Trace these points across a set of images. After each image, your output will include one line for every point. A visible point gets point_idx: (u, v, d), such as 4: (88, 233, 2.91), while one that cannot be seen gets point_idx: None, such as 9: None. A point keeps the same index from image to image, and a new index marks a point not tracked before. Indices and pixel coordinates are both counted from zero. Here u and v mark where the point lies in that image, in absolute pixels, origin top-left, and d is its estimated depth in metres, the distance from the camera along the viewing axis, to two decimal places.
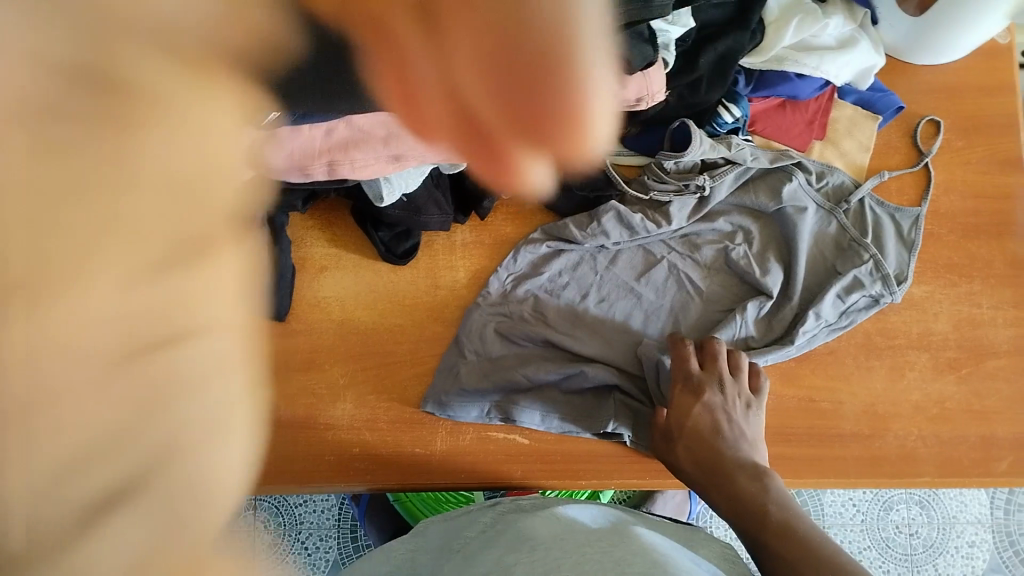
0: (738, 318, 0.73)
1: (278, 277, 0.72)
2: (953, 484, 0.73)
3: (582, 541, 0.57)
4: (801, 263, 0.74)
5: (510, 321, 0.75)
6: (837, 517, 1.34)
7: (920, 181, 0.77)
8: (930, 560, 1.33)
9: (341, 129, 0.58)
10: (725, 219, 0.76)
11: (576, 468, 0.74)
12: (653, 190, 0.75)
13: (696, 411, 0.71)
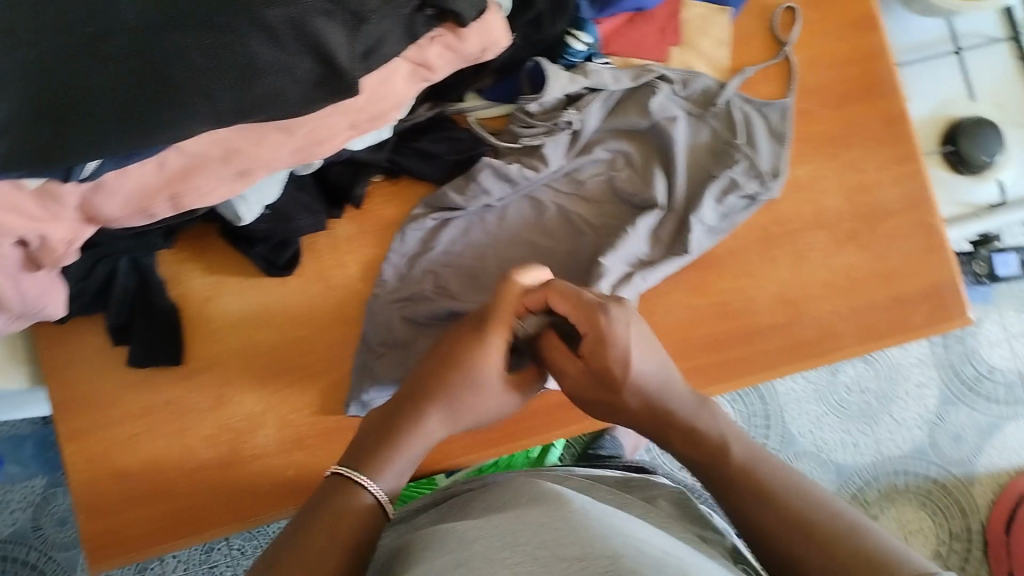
0: (632, 234, 0.71)
1: (160, 321, 0.69)
2: (874, 349, 0.74)
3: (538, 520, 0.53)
4: (681, 173, 0.73)
5: (413, 303, 0.72)
6: (791, 393, 1.37)
7: (784, 75, 0.76)
8: (884, 411, 1.38)
9: (173, 159, 0.54)
10: (603, 147, 0.74)
11: (517, 433, 0.73)
12: (523, 136, 0.71)
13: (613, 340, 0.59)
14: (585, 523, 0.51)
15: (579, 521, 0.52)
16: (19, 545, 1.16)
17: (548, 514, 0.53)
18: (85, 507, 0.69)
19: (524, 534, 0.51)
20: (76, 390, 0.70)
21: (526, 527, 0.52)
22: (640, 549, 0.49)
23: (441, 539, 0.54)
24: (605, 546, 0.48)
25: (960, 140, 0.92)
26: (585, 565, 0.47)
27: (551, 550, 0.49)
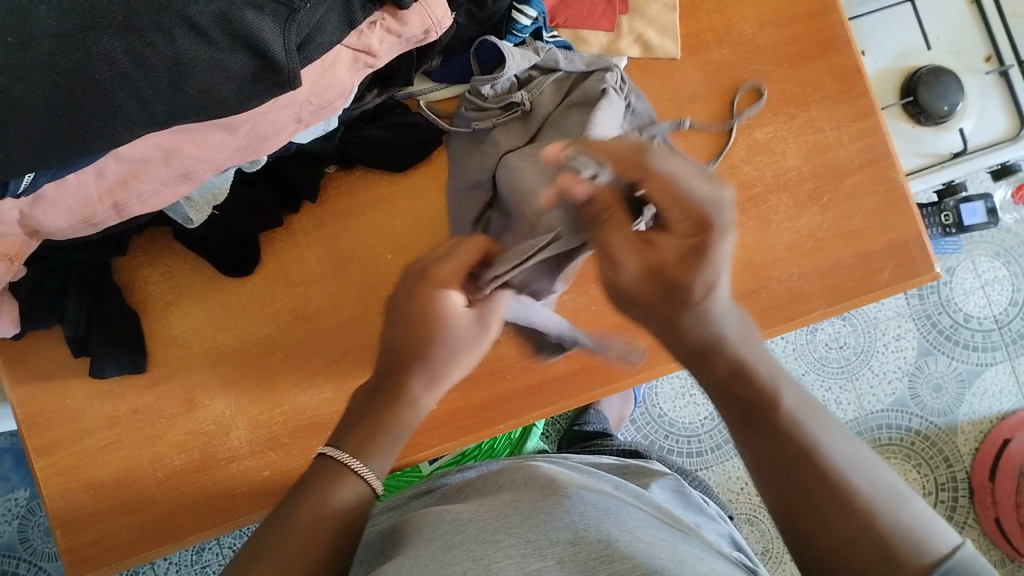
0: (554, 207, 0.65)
1: (119, 331, 0.67)
2: (843, 309, 0.74)
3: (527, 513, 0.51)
4: None
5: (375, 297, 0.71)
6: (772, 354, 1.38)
7: (737, 46, 0.75)
8: (864, 364, 1.38)
9: (112, 167, 0.53)
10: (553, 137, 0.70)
11: (495, 417, 0.72)
12: (474, 121, 0.71)
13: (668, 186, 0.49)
14: (575, 508, 0.50)
15: (569, 506, 0.51)
16: (8, 557, 1.14)
17: (540, 501, 0.52)
18: (58, 524, 0.68)
19: (513, 520, 0.50)
20: (40, 406, 0.68)
21: (515, 516, 0.50)
22: (633, 533, 0.48)
23: (430, 529, 0.53)
24: (596, 531, 0.47)
25: (918, 90, 0.92)
26: (577, 548, 0.46)
27: (544, 533, 0.47)
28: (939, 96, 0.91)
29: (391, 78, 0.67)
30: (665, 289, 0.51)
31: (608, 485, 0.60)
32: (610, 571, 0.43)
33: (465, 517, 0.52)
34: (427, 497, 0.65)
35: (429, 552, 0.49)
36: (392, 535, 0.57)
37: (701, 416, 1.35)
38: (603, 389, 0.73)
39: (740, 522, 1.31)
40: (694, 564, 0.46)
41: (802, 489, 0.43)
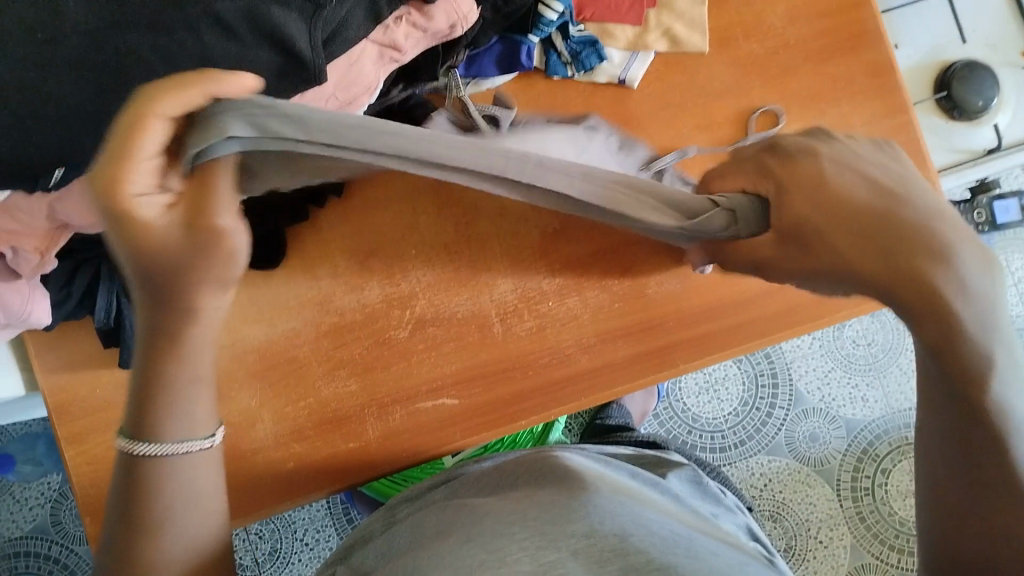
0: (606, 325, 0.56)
1: None
2: (872, 309, 0.74)
3: (542, 504, 0.50)
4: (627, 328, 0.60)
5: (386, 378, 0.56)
6: (798, 351, 1.37)
7: (766, 40, 0.74)
8: (893, 362, 1.38)
9: None
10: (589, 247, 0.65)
11: (518, 413, 0.72)
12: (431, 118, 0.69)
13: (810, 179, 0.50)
14: (594, 501, 0.50)
15: (588, 499, 0.50)
16: (41, 539, 1.17)
17: (560, 494, 0.52)
18: (88, 511, 0.69)
19: (532, 513, 0.49)
20: (71, 395, 0.70)
21: (535, 508, 0.50)
22: (652, 529, 0.48)
23: (452, 519, 0.53)
24: (613, 526, 0.47)
25: (952, 84, 0.91)
26: (592, 543, 0.46)
27: (560, 525, 0.47)
28: (974, 91, 0.89)
29: (417, 73, 0.67)
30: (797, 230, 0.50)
31: (631, 476, 0.59)
32: (622, 565, 0.44)
33: (486, 508, 0.52)
34: (449, 485, 0.65)
35: (450, 542, 0.49)
36: (416, 523, 0.57)
37: (725, 412, 1.34)
38: (625, 387, 0.73)
39: (763, 519, 1.30)
40: (710, 561, 0.46)
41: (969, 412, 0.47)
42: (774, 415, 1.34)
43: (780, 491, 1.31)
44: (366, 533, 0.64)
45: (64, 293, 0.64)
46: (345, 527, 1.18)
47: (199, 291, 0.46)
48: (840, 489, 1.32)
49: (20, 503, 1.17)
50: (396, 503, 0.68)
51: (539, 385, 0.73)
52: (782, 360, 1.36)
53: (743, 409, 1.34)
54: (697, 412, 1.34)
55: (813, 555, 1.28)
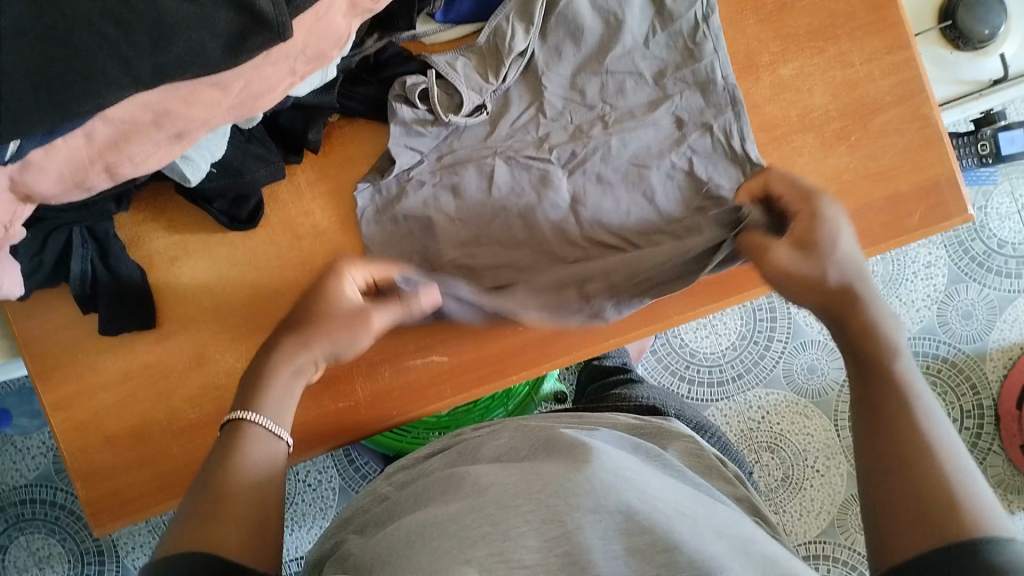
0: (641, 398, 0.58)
1: (127, 288, 0.66)
2: (871, 257, 0.71)
3: (535, 479, 0.46)
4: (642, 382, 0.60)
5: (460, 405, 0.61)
6: None
7: None
8: (892, 293, 1.36)
9: (101, 129, 0.51)
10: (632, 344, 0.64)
11: (510, 368, 0.71)
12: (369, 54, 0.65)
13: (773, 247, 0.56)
14: (597, 473, 0.46)
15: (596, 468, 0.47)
16: (46, 487, 1.18)
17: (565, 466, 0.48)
18: (79, 476, 0.69)
19: (536, 484, 0.45)
20: (53, 362, 0.68)
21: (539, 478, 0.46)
22: (655, 503, 0.44)
23: (452, 491, 0.49)
24: (619, 498, 0.43)
25: (957, 13, 0.86)
26: (600, 517, 0.42)
27: (564, 498, 0.43)
28: (981, 19, 0.85)
29: (392, 23, 0.64)
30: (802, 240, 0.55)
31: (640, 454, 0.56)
32: (629, 546, 0.41)
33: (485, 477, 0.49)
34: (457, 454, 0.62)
35: (446, 515, 0.44)
36: (415, 497, 0.54)
37: (723, 347, 1.33)
38: (615, 339, 0.72)
39: (761, 450, 1.31)
40: (715, 541, 0.43)
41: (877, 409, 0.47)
42: (771, 348, 1.33)
43: (778, 423, 1.32)
44: (357, 511, 0.61)
45: (36, 262, 0.62)
46: (346, 469, 1.19)
47: None
48: (838, 419, 1.32)
49: (22, 453, 1.18)
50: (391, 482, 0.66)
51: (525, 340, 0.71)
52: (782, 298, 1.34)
53: (741, 343, 1.34)
54: (694, 349, 1.33)
55: (809, 484, 1.30)
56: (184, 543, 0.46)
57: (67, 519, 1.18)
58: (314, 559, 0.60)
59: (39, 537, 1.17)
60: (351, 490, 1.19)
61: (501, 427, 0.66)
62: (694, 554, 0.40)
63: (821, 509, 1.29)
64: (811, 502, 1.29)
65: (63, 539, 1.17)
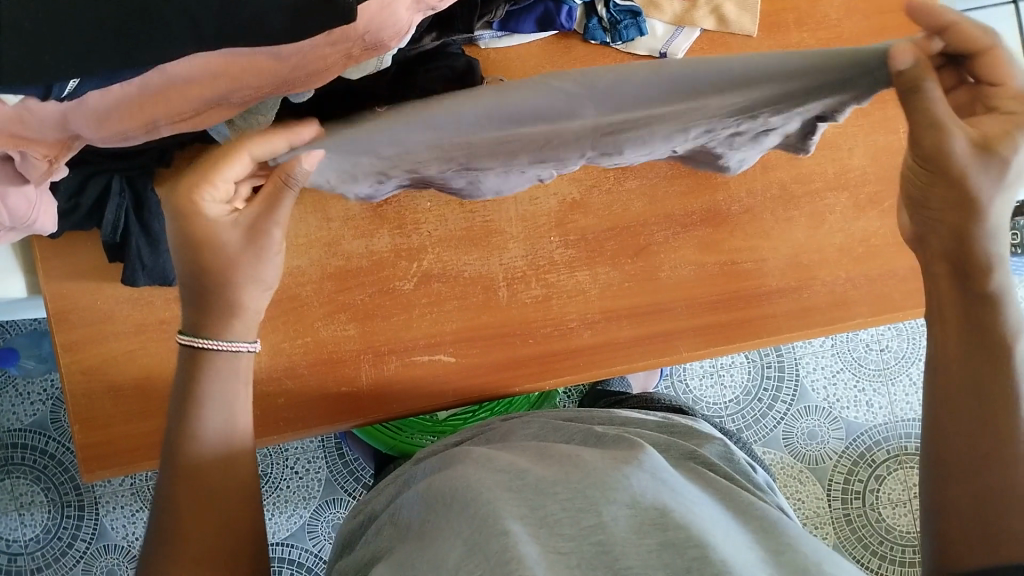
0: (652, 426, 0.64)
1: (155, 243, 0.67)
2: (887, 322, 0.72)
3: (553, 484, 0.48)
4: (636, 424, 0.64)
5: (484, 440, 0.64)
6: (809, 348, 1.35)
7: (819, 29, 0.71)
8: (904, 370, 1.38)
9: (154, 80, 0.53)
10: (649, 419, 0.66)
11: (536, 376, 0.71)
12: (419, 46, 0.64)
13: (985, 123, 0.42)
14: (615, 495, 0.46)
15: (629, 470, 0.48)
16: (39, 435, 1.18)
17: (573, 475, 0.49)
18: (76, 419, 0.70)
19: (562, 495, 0.47)
20: (72, 304, 0.70)
21: (565, 486, 0.47)
22: (641, 500, 0.45)
23: (465, 508, 0.47)
24: (630, 493, 0.46)
25: None
26: (640, 540, 0.42)
27: (568, 515, 0.45)
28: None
29: (451, 23, 0.64)
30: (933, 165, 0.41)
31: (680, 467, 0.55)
32: (661, 539, 0.42)
33: (506, 482, 0.49)
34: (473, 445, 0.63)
35: (454, 558, 0.43)
36: (411, 507, 0.53)
37: (727, 399, 1.33)
38: (623, 365, 0.71)
39: None
40: (713, 530, 0.44)
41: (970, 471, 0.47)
42: (775, 407, 1.33)
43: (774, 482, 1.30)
44: (357, 527, 0.63)
45: (73, 204, 0.64)
46: (336, 463, 1.18)
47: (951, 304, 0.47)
48: (831, 488, 1.31)
49: (21, 396, 1.18)
50: (389, 484, 0.65)
51: (548, 353, 0.71)
52: (799, 365, 1.35)
53: (745, 398, 1.33)
54: (699, 398, 1.32)
55: None
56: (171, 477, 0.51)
57: (54, 469, 1.18)
58: (337, 552, 0.63)
59: (24, 483, 1.17)
60: (337, 484, 1.18)
61: (527, 416, 0.67)
62: (704, 545, 0.41)
63: None
64: None
65: (46, 488, 1.17)
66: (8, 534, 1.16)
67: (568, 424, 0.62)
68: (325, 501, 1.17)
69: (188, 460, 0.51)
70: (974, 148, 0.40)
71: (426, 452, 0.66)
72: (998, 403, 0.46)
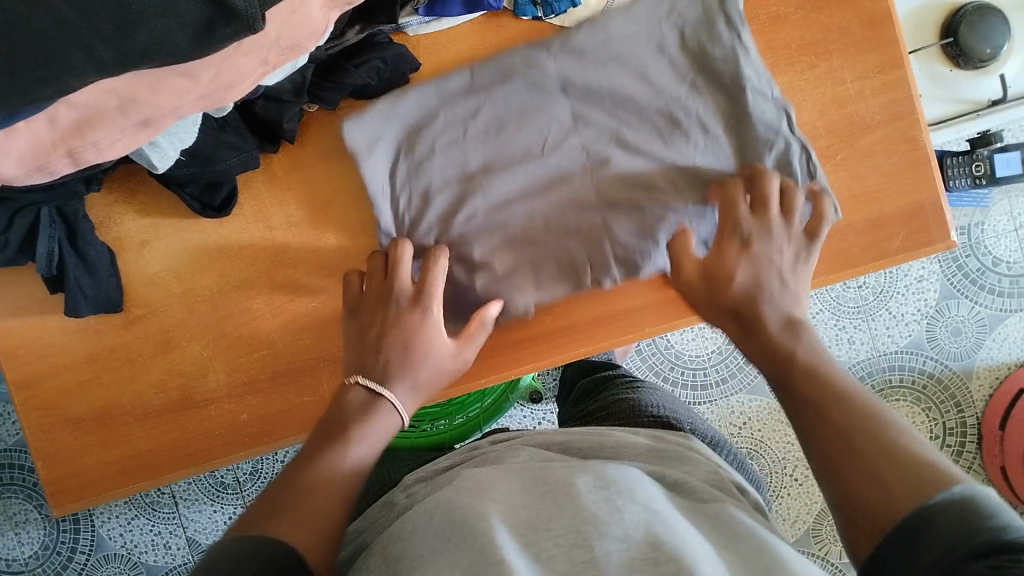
0: (633, 440, 0.63)
1: (93, 271, 0.65)
2: (848, 277, 0.70)
3: (547, 517, 0.46)
4: (622, 443, 0.62)
5: (474, 462, 0.62)
6: None
7: None
8: (881, 306, 1.28)
9: (65, 114, 0.50)
10: (646, 437, 0.65)
11: (501, 364, 0.71)
12: (345, 38, 0.62)
13: (738, 265, 0.60)
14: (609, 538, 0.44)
15: (624, 504, 0.48)
16: (23, 453, 1.16)
17: (564, 508, 0.47)
18: (39, 456, 0.69)
19: (552, 529, 0.45)
20: (18, 341, 0.68)
21: (559, 521, 0.46)
22: (632, 538, 0.44)
23: (451, 529, 0.46)
24: (623, 530, 0.45)
25: (959, 31, 0.84)
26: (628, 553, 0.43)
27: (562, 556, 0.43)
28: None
29: (372, 14, 0.61)
30: (709, 277, 0.61)
31: (664, 481, 0.55)
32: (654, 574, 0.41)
33: (496, 501, 0.49)
34: (459, 469, 0.61)
35: None
36: (403, 532, 0.51)
37: (709, 350, 1.29)
38: (586, 347, 0.72)
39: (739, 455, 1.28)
40: (707, 564, 0.42)
41: (867, 521, 0.43)
42: None
43: (759, 430, 1.29)
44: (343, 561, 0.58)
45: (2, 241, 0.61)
46: None
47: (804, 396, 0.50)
48: None
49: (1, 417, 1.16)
50: (374, 515, 0.63)
51: (514, 341, 0.71)
52: None
53: (727, 346, 1.29)
54: (681, 351, 1.28)
55: (787, 492, 1.27)
56: (241, 527, 0.47)
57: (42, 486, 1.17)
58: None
59: (16, 502, 1.16)
60: None
61: (514, 440, 0.65)
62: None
63: (797, 517, 1.27)
64: (788, 509, 1.27)
65: (38, 504, 1.16)
66: (8, 554, 1.16)
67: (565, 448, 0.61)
68: None
69: (316, 477, 0.51)
70: (753, 214, 0.62)
71: (413, 479, 0.65)
72: (909, 482, 0.42)
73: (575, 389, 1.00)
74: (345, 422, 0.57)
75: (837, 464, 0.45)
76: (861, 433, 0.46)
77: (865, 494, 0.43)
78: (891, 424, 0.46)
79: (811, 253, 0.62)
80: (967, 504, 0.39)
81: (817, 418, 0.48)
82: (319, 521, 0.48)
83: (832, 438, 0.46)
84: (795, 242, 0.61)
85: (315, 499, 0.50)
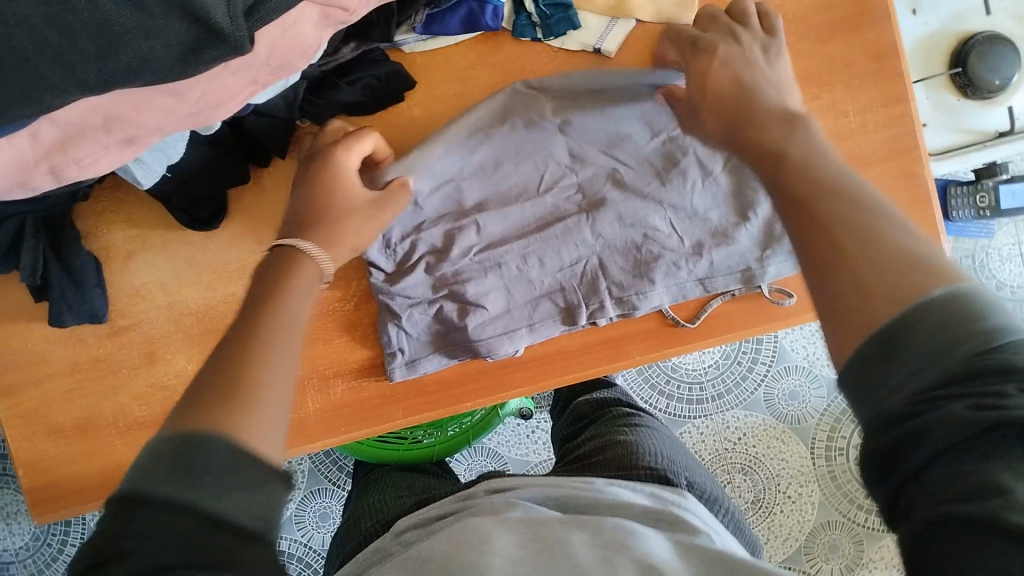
0: (629, 491, 0.61)
1: (79, 281, 0.65)
2: None
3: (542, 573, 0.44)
4: (624, 494, 0.59)
5: (470, 508, 0.60)
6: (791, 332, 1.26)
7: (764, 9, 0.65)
8: None
9: (46, 131, 0.49)
10: (648, 491, 0.63)
11: (486, 389, 0.71)
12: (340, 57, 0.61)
13: (715, 67, 0.52)
14: None
15: (620, 563, 0.44)
16: None
17: (559, 566, 0.44)
18: (21, 464, 0.69)
19: None
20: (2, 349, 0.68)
21: None
22: None
23: None
24: None
25: (969, 60, 0.82)
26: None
27: None
28: (981, 10, 0.85)
29: (369, 31, 0.60)
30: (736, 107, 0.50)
31: (662, 532, 0.51)
32: None
33: (500, 552, 0.46)
34: (460, 517, 0.58)
35: None
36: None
37: (706, 365, 1.26)
38: (575, 373, 0.71)
39: (733, 471, 1.25)
40: None
41: (835, 304, 0.39)
42: (754, 370, 1.26)
43: (754, 446, 1.25)
44: None
45: None
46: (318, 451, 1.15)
47: (785, 144, 0.46)
48: (815, 447, 1.25)
49: None
50: (364, 557, 0.61)
51: (502, 365, 0.71)
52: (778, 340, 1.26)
53: (725, 362, 1.26)
54: (679, 365, 1.26)
55: (780, 509, 1.23)
56: (178, 420, 0.39)
57: None
58: None
59: (8, 492, 1.16)
60: (320, 474, 1.15)
61: (513, 490, 0.62)
62: None
63: (788, 535, 1.23)
64: (779, 528, 1.23)
65: None
66: None
67: (563, 495, 0.59)
68: (310, 491, 1.14)
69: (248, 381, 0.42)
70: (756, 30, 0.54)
71: (408, 525, 0.64)
72: (894, 305, 0.36)
73: (570, 407, 0.99)
74: (277, 275, 0.52)
75: (812, 257, 0.41)
76: (857, 210, 0.40)
77: (837, 293, 0.39)
78: (881, 210, 0.40)
79: (780, 41, 0.53)
80: (958, 307, 0.35)
81: (788, 171, 0.45)
82: (260, 415, 0.41)
83: (798, 203, 0.43)
84: (756, 39, 0.53)
85: (233, 394, 0.41)
